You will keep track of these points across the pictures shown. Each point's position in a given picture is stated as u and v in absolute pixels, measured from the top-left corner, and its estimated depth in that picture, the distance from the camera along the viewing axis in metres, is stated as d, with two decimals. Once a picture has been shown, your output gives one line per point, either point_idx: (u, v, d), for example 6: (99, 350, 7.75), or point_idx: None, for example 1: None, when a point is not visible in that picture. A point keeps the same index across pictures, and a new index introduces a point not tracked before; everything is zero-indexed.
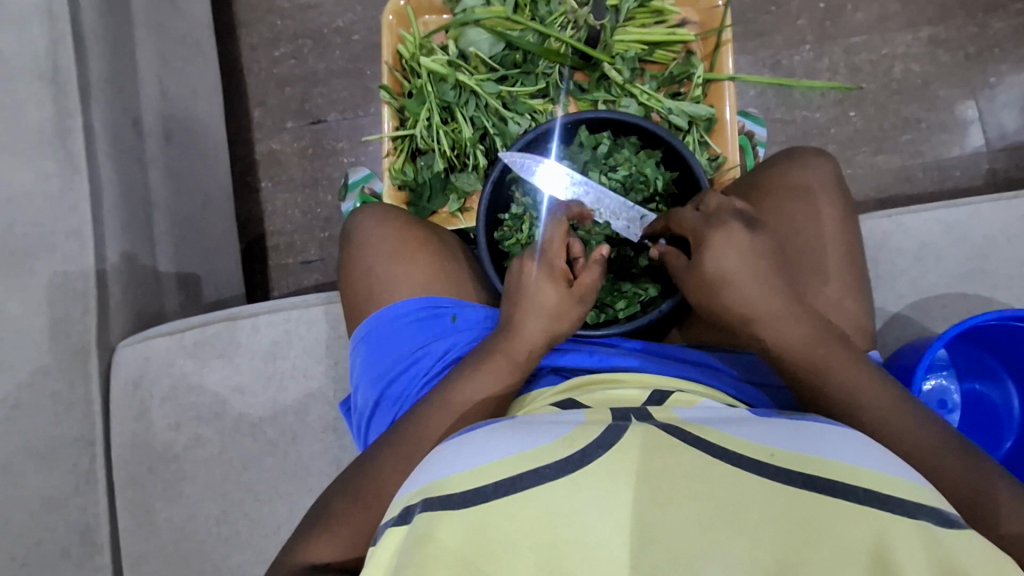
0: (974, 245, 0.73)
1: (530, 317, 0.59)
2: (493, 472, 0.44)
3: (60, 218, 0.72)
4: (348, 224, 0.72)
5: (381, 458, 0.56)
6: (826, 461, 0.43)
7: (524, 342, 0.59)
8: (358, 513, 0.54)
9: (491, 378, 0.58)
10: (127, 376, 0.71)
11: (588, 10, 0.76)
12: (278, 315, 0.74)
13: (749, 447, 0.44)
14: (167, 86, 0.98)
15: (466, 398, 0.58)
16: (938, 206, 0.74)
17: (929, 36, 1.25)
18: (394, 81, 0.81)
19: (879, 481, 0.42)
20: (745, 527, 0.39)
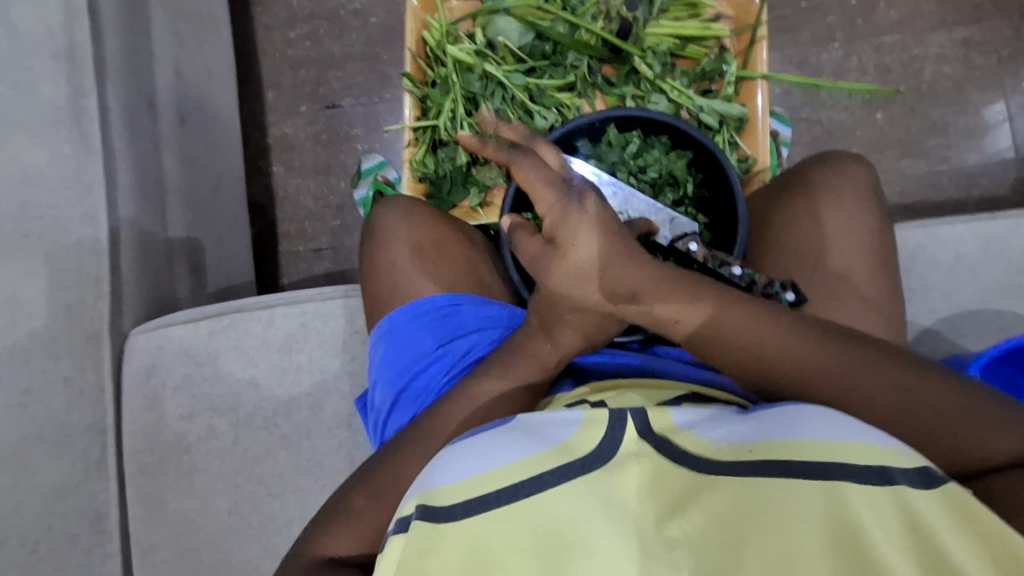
0: (1012, 260, 0.70)
1: (569, 330, 0.57)
2: (506, 477, 0.43)
3: (74, 199, 0.70)
4: (370, 216, 0.70)
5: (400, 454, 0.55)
6: (798, 443, 0.43)
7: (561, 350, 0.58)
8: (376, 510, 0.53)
9: (514, 379, 0.57)
10: (140, 364, 0.70)
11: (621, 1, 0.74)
12: (294, 308, 0.72)
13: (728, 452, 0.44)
14: (182, 67, 0.96)
15: (492, 395, 0.56)
16: (974, 219, 0.72)
17: (962, 37, 1.21)
18: (416, 69, 0.79)
19: (853, 453, 0.42)
20: (744, 535, 0.40)
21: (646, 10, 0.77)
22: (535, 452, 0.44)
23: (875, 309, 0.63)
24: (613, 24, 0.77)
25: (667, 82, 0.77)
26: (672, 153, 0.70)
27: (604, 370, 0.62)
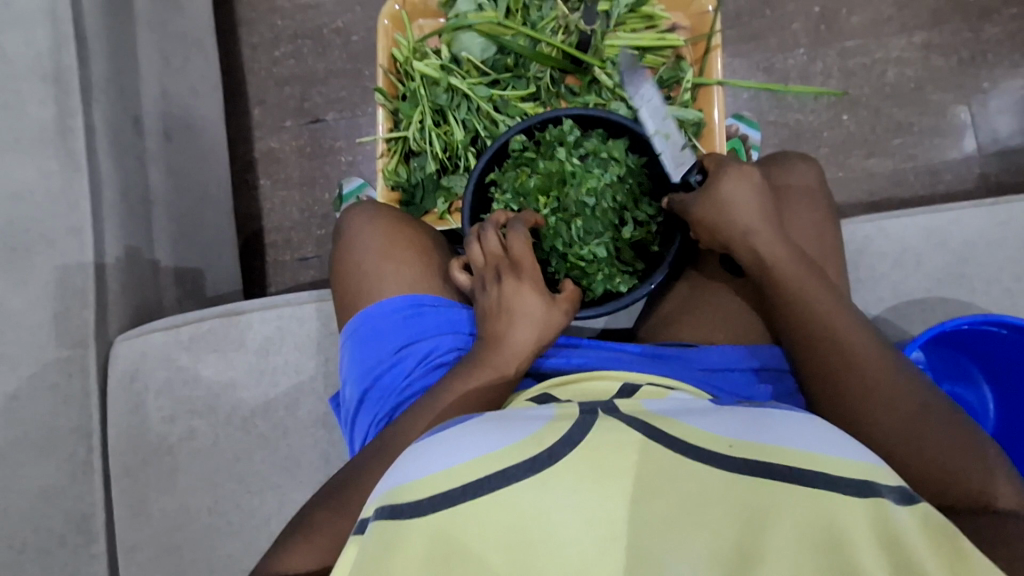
0: (954, 250, 0.73)
1: (518, 330, 0.62)
2: (468, 473, 0.44)
3: (61, 213, 0.74)
4: (341, 221, 0.73)
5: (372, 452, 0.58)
6: (784, 449, 0.45)
7: (516, 353, 0.61)
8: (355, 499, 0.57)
9: (475, 385, 0.60)
10: (125, 369, 0.73)
11: (578, 16, 0.79)
12: (271, 312, 0.75)
13: (709, 439, 0.45)
14: (168, 88, 1.01)
15: (451, 393, 0.59)
16: (918, 212, 0.75)
17: (923, 40, 1.26)
18: (388, 84, 0.83)
19: (839, 466, 0.44)
20: (705, 525, 0.41)
21: (603, 22, 0.80)
22: (496, 447, 0.45)
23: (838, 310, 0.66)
24: (571, 36, 0.80)
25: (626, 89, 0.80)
26: (607, 140, 0.73)
27: (561, 370, 0.67)
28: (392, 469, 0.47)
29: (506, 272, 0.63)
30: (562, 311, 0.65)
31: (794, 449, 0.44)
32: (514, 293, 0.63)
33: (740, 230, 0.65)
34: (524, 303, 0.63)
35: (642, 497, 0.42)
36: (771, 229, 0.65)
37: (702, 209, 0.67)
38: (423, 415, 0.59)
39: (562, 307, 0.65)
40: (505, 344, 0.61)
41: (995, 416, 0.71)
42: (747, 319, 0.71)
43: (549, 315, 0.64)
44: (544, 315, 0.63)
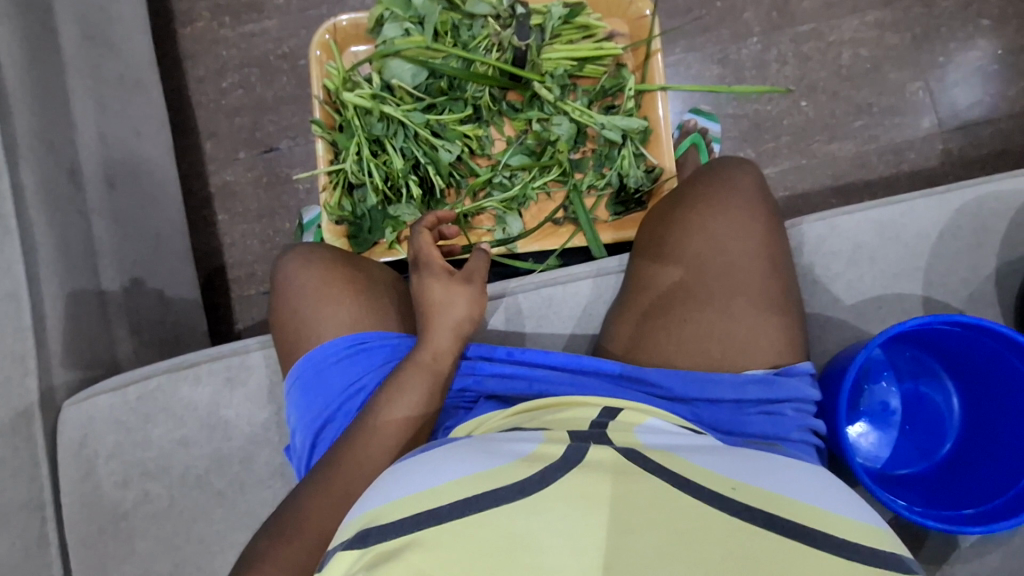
0: (905, 243, 0.77)
1: (437, 330, 0.64)
2: (457, 490, 0.47)
3: None
4: (277, 265, 0.72)
5: (327, 479, 0.57)
6: (789, 501, 0.48)
7: (433, 353, 0.63)
8: (311, 528, 0.55)
9: (414, 397, 0.61)
10: (73, 436, 0.70)
11: (511, 31, 0.76)
12: (218, 363, 0.73)
13: (712, 480, 0.49)
14: (108, 132, 0.98)
15: (391, 423, 0.60)
16: (868, 208, 0.78)
17: (876, 19, 1.25)
18: (325, 115, 0.82)
19: (842, 527, 0.46)
20: (688, 551, 0.43)
21: (538, 37, 0.78)
22: (485, 468, 0.49)
23: (791, 324, 0.66)
24: (506, 53, 0.77)
25: (568, 103, 0.79)
26: None
27: (522, 396, 0.66)
28: (376, 487, 0.50)
29: (431, 279, 0.66)
30: (480, 297, 0.67)
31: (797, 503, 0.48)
32: (431, 288, 0.66)
33: (745, 219, 0.69)
34: (448, 299, 0.65)
35: (628, 522, 0.44)
36: (765, 229, 0.69)
37: (711, 196, 0.71)
38: (366, 440, 0.59)
39: (478, 290, 0.67)
40: (426, 345, 0.63)
41: (959, 413, 0.77)
42: (741, 332, 0.65)
43: (470, 306, 0.66)
44: (450, 298, 0.65)
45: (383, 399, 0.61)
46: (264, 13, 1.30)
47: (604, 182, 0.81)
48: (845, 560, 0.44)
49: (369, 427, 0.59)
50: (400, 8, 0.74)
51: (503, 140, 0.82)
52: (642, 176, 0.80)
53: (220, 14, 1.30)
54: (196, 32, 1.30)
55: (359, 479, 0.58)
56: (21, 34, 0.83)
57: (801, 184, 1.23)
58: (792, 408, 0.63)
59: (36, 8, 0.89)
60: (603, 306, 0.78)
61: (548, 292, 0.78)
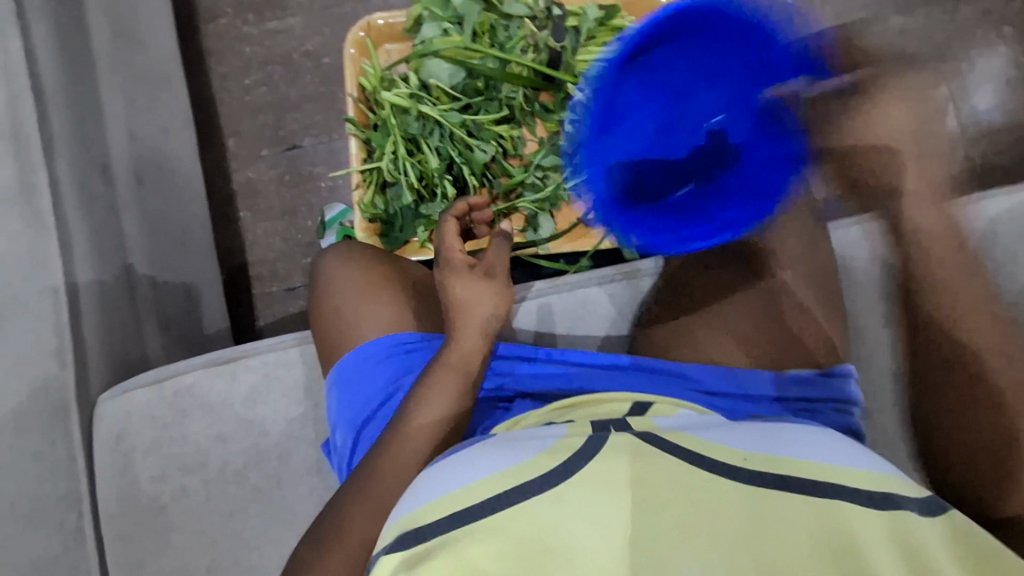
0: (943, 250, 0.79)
1: (467, 329, 0.63)
2: (493, 486, 0.48)
3: (29, 273, 0.72)
4: (315, 266, 0.73)
5: (365, 484, 0.57)
6: (805, 464, 0.50)
7: (463, 349, 0.63)
8: (353, 537, 0.54)
9: (447, 393, 0.61)
10: (109, 431, 0.70)
11: (547, 32, 0.76)
12: (255, 360, 0.73)
13: (727, 455, 0.50)
14: (136, 129, 1.00)
15: (424, 419, 0.60)
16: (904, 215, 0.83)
17: (899, 24, 1.26)
18: (359, 113, 0.82)
19: (856, 477, 0.49)
20: (718, 530, 0.45)
21: (573, 38, 0.78)
22: (516, 462, 0.49)
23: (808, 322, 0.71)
24: (541, 53, 0.77)
25: (600, 105, 0.79)
26: None
27: (560, 393, 0.66)
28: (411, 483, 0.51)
29: (455, 278, 0.65)
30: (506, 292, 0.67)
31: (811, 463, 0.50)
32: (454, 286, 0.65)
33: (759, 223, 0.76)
34: (474, 296, 0.65)
35: (652, 505, 0.47)
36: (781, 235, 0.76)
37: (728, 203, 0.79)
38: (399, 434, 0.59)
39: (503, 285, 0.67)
40: (454, 345, 0.63)
41: None
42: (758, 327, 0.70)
43: (496, 304, 0.65)
44: (468, 299, 0.64)
45: (414, 399, 0.60)
46: (288, 11, 1.30)
47: None
48: (866, 510, 0.47)
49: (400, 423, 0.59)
50: (439, 8, 0.74)
51: (535, 140, 0.82)
52: None
53: (244, 11, 1.30)
54: (220, 28, 1.31)
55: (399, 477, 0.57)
56: (55, 29, 0.84)
57: None
58: (828, 407, 0.66)
59: (69, 5, 0.90)
60: (636, 303, 0.80)
61: (583, 293, 0.79)
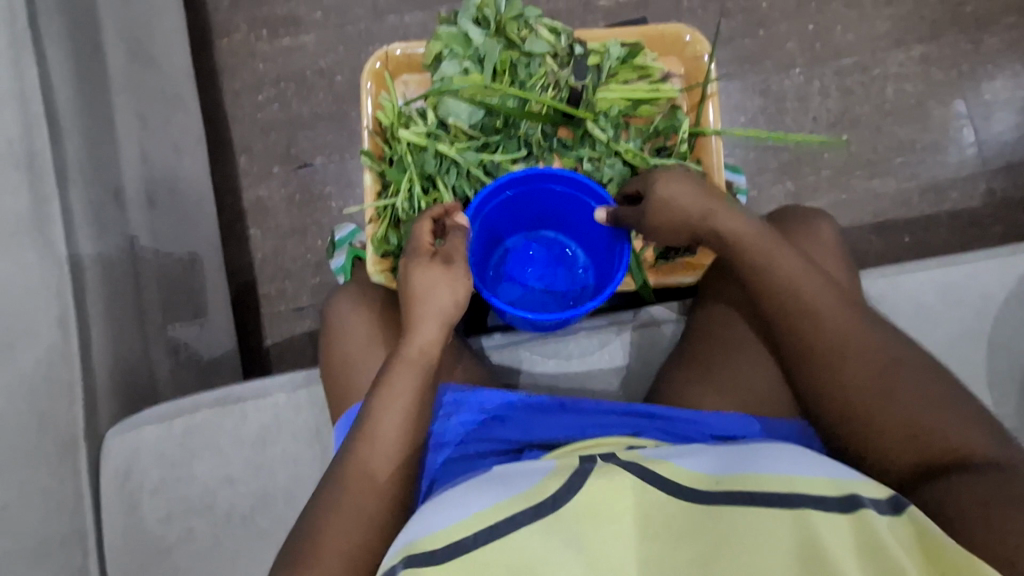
0: (975, 307, 0.77)
1: (425, 317, 0.63)
2: (493, 514, 0.52)
3: (40, 305, 0.71)
4: (329, 302, 0.73)
5: (341, 486, 0.58)
6: (769, 479, 0.54)
7: (421, 340, 0.62)
8: (331, 540, 0.56)
9: (405, 390, 0.61)
10: (116, 468, 0.70)
11: (569, 71, 0.76)
12: (265, 400, 0.73)
13: (699, 483, 0.55)
14: (149, 149, 0.99)
15: (388, 418, 0.60)
16: (937, 269, 0.79)
17: (921, 54, 1.25)
18: (375, 145, 0.81)
19: (813, 486, 0.53)
20: (695, 551, 0.51)
21: (595, 75, 0.78)
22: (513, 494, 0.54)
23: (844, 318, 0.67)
24: (563, 91, 0.76)
25: (621, 144, 0.78)
26: None
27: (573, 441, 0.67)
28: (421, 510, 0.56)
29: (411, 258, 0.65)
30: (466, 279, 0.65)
31: (775, 479, 0.53)
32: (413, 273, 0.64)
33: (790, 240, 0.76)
34: (430, 284, 0.63)
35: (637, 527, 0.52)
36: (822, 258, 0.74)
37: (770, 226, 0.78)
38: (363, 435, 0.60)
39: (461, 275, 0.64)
40: (413, 338, 0.62)
41: None
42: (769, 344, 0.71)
43: (453, 293, 0.63)
44: (425, 286, 0.63)
45: (374, 394, 0.61)
46: (303, 27, 1.29)
47: None
48: (827, 514, 0.51)
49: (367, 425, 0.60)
50: (460, 47, 0.74)
51: None
52: None
53: (259, 27, 1.30)
54: (234, 44, 1.30)
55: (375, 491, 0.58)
56: (70, 53, 0.83)
57: (840, 219, 1.22)
58: None
59: (85, 27, 0.89)
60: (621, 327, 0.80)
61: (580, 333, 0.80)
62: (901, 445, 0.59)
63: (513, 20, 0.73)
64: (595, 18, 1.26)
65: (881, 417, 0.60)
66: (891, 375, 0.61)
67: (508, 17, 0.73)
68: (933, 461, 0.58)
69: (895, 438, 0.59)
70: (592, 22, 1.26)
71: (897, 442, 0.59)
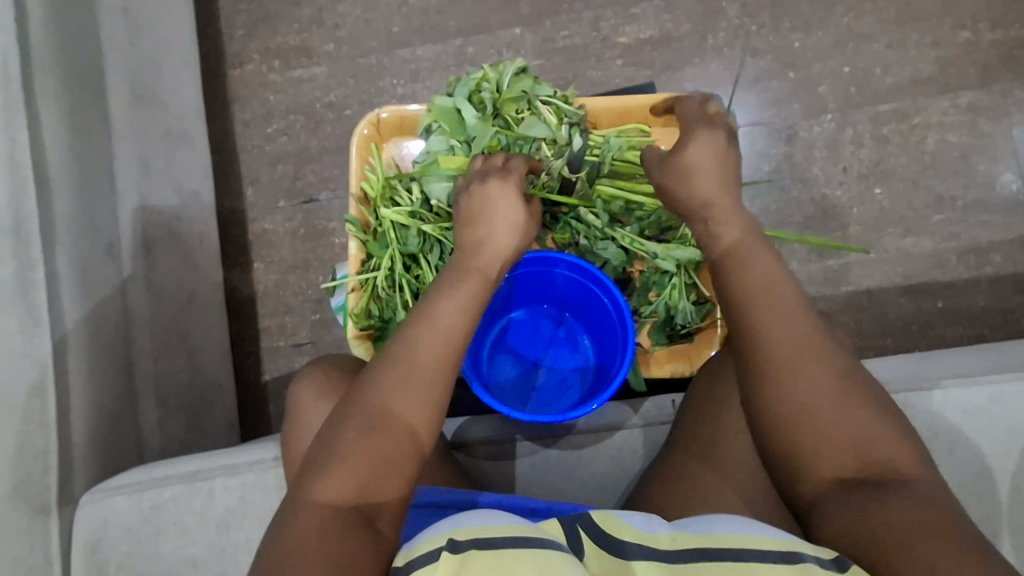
0: (996, 436, 0.72)
1: (500, 231, 0.65)
2: (511, 528, 0.50)
3: (20, 373, 0.71)
4: (289, 392, 0.71)
5: (394, 370, 0.56)
6: (722, 537, 0.52)
7: (498, 256, 0.64)
8: (382, 426, 0.54)
9: (472, 294, 0.61)
10: (87, 540, 0.73)
11: (563, 162, 0.73)
12: (234, 480, 0.75)
13: (671, 544, 0.53)
14: (148, 193, 0.99)
15: (449, 317, 0.59)
16: (958, 388, 0.74)
17: (968, 102, 1.15)
18: (360, 213, 0.80)
19: (758, 541, 0.51)
20: None
21: (591, 167, 0.76)
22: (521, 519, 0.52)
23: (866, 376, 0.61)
24: (553, 180, 0.74)
25: (616, 230, 0.77)
26: None
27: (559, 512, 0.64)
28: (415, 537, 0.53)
29: (494, 174, 0.66)
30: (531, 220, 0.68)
31: (725, 535, 0.52)
32: (504, 197, 0.66)
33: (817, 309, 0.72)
34: (510, 206, 0.66)
35: None
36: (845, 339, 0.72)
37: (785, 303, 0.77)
38: (428, 324, 0.58)
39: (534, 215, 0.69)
40: (493, 249, 0.64)
41: None
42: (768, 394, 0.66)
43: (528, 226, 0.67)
44: (517, 213, 0.66)
45: (437, 292, 0.61)
46: (314, 59, 1.27)
47: (650, 309, 0.80)
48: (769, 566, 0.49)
49: (432, 312, 0.59)
50: (449, 124, 0.74)
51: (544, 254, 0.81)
52: (691, 311, 0.79)
53: (271, 58, 1.28)
54: (246, 74, 1.29)
55: (422, 409, 0.55)
56: (66, 108, 0.83)
57: (868, 279, 1.13)
58: None
59: (86, 76, 0.88)
60: (615, 435, 0.76)
61: (533, 440, 0.76)
62: (843, 455, 0.56)
63: (512, 102, 0.74)
64: (613, 56, 1.20)
65: (829, 423, 0.57)
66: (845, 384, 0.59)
67: (506, 99, 0.74)
68: (867, 475, 0.56)
69: (836, 449, 0.56)
70: (609, 59, 1.20)
71: (838, 449, 0.57)
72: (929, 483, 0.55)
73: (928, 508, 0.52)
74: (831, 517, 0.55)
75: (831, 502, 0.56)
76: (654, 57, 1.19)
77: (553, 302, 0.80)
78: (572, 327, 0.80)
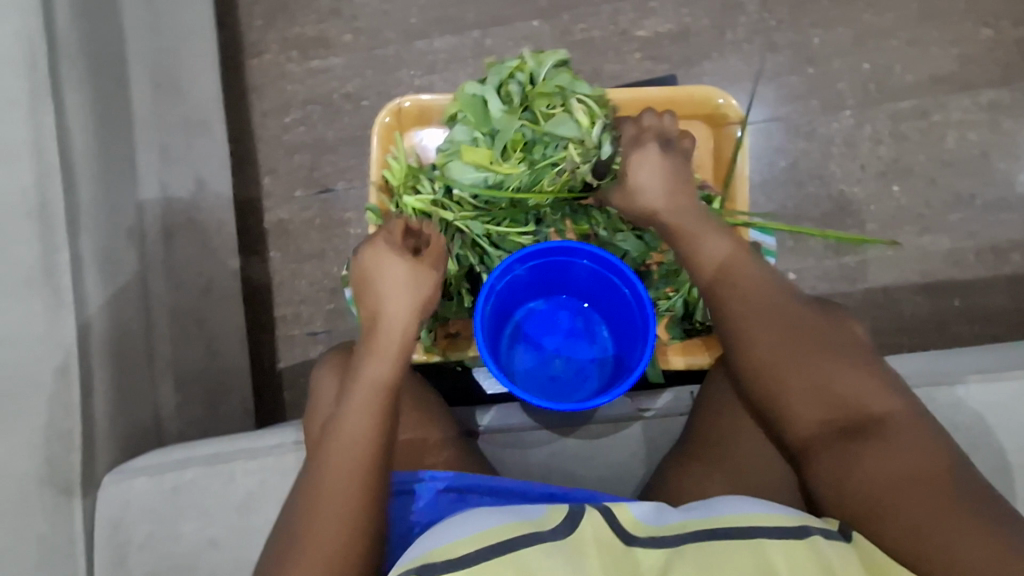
0: (1014, 433, 0.72)
1: (389, 294, 0.69)
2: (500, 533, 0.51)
3: (45, 355, 0.71)
4: (315, 370, 0.73)
5: (322, 454, 0.61)
6: (731, 516, 0.53)
7: (393, 321, 0.68)
8: (323, 506, 0.58)
9: (380, 361, 0.65)
10: (107, 520, 0.74)
11: (587, 166, 0.73)
12: (255, 463, 0.76)
13: (683, 528, 0.53)
14: (168, 181, 1.00)
15: (368, 383, 0.64)
16: (977, 385, 0.74)
17: (989, 100, 1.14)
18: (380, 202, 0.81)
19: (766, 518, 0.53)
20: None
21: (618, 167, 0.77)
22: (511, 518, 0.53)
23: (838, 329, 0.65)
24: (575, 181, 0.74)
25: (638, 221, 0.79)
26: None
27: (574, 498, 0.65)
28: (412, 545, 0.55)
29: (368, 243, 0.71)
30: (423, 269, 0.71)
31: (733, 515, 0.53)
32: (386, 267, 0.69)
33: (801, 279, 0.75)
34: (391, 272, 0.70)
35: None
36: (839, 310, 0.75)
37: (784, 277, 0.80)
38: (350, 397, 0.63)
39: (428, 264, 0.71)
40: (388, 314, 0.68)
41: None
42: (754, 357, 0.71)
43: (420, 279, 0.70)
44: (399, 271, 0.69)
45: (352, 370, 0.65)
46: (332, 50, 1.28)
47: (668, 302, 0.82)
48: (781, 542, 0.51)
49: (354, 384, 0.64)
50: (475, 115, 0.73)
51: None
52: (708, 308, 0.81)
53: (289, 48, 1.29)
54: (264, 63, 1.29)
55: (360, 444, 0.61)
56: (90, 94, 0.83)
57: (884, 276, 1.13)
58: None
59: (109, 63, 0.89)
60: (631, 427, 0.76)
61: (551, 429, 0.76)
62: (812, 403, 0.61)
63: (544, 97, 0.72)
64: (631, 49, 1.20)
65: (797, 392, 0.62)
66: (808, 338, 0.64)
67: (538, 93, 0.72)
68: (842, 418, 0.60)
69: (806, 398, 0.62)
70: (627, 52, 1.20)
71: (809, 402, 0.61)
72: (906, 425, 0.59)
73: (897, 450, 0.57)
74: (818, 467, 0.60)
75: (816, 446, 0.60)
76: (672, 51, 1.19)
77: (572, 294, 0.80)
78: (592, 319, 0.80)
